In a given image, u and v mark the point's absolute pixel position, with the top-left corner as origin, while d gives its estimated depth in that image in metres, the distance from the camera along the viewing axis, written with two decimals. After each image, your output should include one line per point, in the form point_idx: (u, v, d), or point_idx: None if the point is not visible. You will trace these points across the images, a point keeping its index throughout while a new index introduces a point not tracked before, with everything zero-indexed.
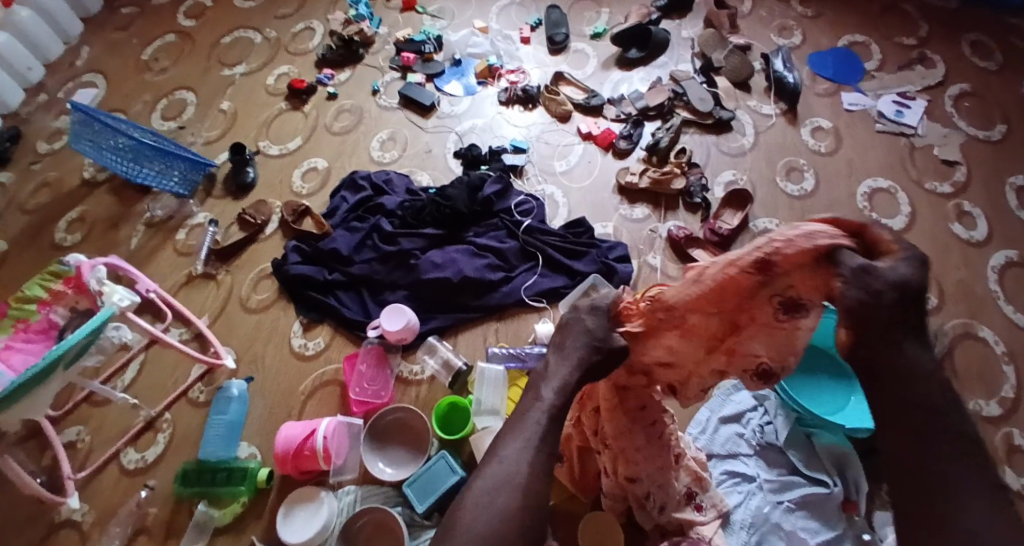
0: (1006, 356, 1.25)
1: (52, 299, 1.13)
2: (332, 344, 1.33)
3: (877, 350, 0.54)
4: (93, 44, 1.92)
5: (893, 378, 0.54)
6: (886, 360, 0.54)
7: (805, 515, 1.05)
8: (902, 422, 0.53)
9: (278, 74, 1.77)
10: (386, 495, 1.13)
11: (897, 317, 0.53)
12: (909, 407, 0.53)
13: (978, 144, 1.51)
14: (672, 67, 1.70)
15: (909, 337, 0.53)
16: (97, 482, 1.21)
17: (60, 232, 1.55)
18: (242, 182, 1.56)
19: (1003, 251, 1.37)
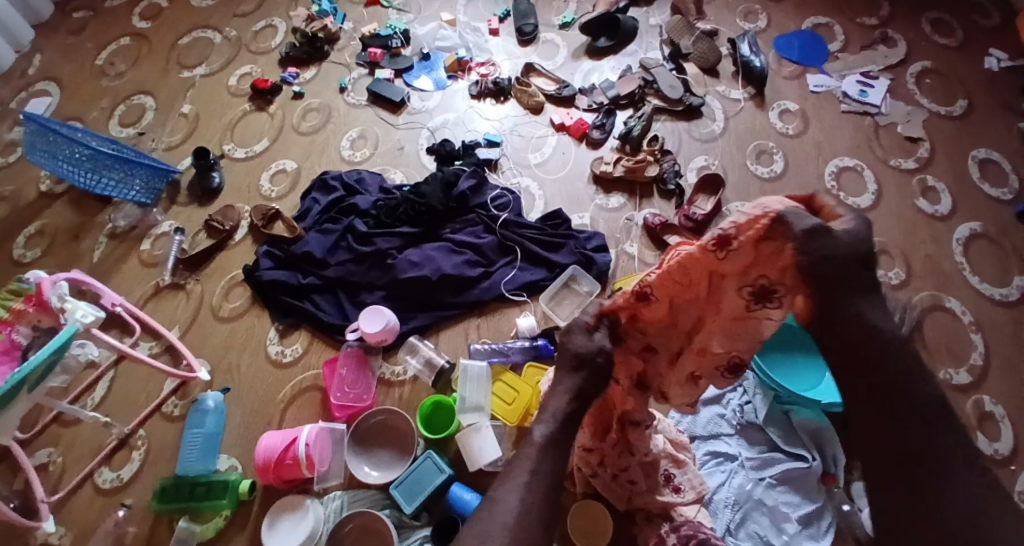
0: (975, 326, 1.28)
1: (13, 319, 1.07)
2: (310, 349, 1.30)
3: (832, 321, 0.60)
4: (45, 51, 1.84)
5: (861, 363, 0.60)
6: (838, 329, 0.60)
7: (786, 490, 1.07)
8: (884, 396, 0.59)
9: (240, 75, 1.73)
10: (372, 498, 1.10)
11: (846, 286, 0.58)
12: (887, 380, 0.58)
13: (940, 120, 1.54)
14: (641, 55, 1.70)
15: (860, 299, 0.59)
16: (72, 505, 1.17)
17: (19, 247, 1.49)
18: (208, 187, 1.52)
19: (968, 224, 1.40)
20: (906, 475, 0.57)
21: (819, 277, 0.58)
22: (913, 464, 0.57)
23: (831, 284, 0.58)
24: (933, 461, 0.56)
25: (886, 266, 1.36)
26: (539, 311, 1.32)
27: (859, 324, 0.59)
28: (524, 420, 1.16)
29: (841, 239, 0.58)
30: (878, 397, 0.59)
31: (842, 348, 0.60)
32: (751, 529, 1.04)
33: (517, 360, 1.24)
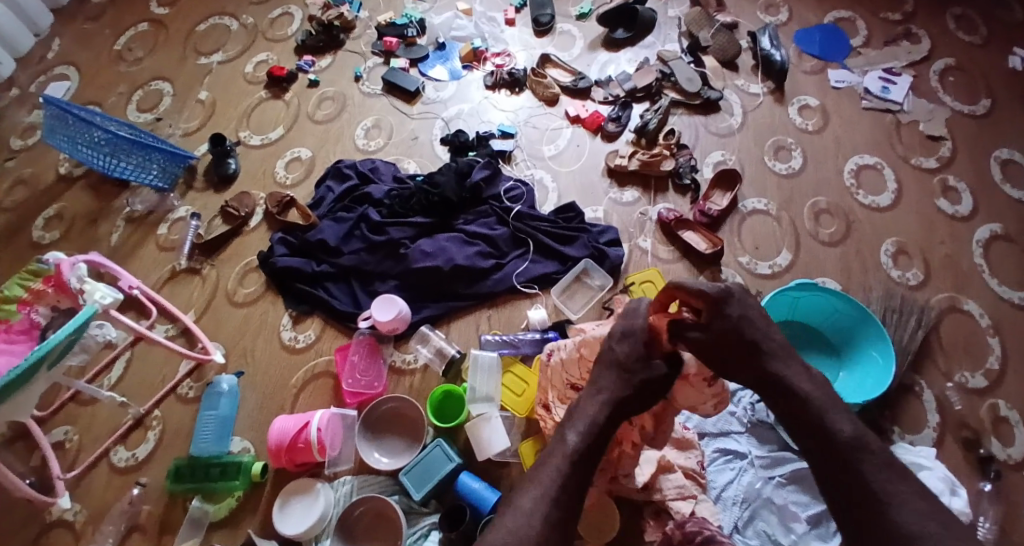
0: (992, 329, 1.26)
1: (32, 299, 1.10)
2: (323, 336, 1.31)
3: (746, 375, 0.77)
4: (65, 36, 1.86)
5: (776, 397, 0.77)
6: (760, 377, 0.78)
7: (796, 490, 1.07)
8: (805, 427, 0.75)
9: (257, 62, 1.73)
10: (382, 484, 1.12)
11: (747, 343, 0.75)
12: (804, 418, 0.75)
13: (963, 119, 1.51)
14: (659, 47, 1.68)
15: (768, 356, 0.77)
16: (88, 483, 1.19)
17: (38, 229, 1.51)
18: (223, 174, 1.53)
19: (989, 225, 1.38)
20: (837, 501, 0.72)
21: (713, 350, 0.75)
22: (849, 502, 0.71)
23: (739, 347, 0.75)
24: (874, 495, 0.69)
25: (903, 266, 1.34)
26: (551, 304, 1.32)
27: (764, 370, 0.77)
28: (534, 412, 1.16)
29: (733, 315, 0.75)
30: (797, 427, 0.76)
31: (762, 390, 0.78)
32: (760, 527, 1.04)
33: (528, 352, 1.24)
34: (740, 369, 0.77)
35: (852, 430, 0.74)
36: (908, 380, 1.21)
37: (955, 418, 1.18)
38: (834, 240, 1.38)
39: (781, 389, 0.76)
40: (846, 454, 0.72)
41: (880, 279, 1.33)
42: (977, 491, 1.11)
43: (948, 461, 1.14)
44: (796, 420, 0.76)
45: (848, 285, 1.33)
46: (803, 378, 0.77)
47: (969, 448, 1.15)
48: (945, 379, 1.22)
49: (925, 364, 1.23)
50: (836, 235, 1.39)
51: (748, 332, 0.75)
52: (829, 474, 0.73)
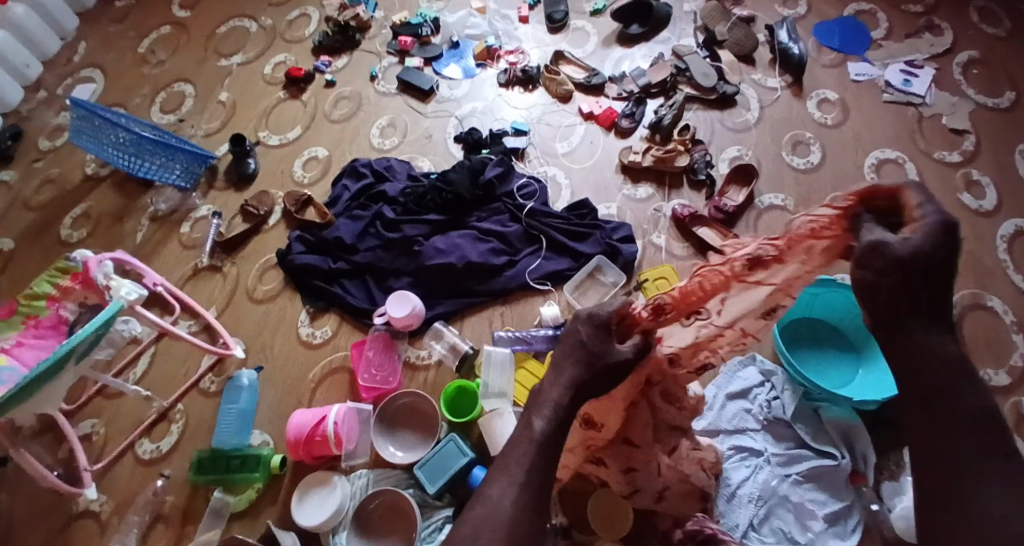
0: (1016, 327, 1.24)
1: (61, 295, 1.14)
2: (339, 332, 1.34)
3: (885, 311, 0.68)
4: (90, 39, 1.91)
5: (908, 347, 0.68)
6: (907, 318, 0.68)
7: (812, 488, 1.06)
8: (919, 387, 0.68)
9: (275, 63, 1.76)
10: (397, 477, 1.14)
11: (945, 274, 0.64)
12: (934, 383, 0.67)
13: (988, 112, 1.48)
14: (674, 42, 1.68)
15: (938, 294, 0.66)
16: (113, 474, 1.24)
17: (66, 228, 1.56)
18: (243, 173, 1.56)
19: (1013, 220, 1.35)
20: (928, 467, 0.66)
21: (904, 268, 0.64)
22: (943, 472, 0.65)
23: (907, 275, 0.64)
24: (970, 468, 0.64)
25: None
26: (563, 301, 1.32)
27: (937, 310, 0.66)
28: None
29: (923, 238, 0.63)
30: (914, 382, 0.68)
31: (892, 339, 0.68)
32: (775, 525, 1.04)
33: (540, 347, 1.25)
34: (900, 308, 0.66)
35: (982, 404, 0.66)
36: None
37: None
38: None
39: (913, 341, 0.67)
40: (965, 424, 0.66)
41: None
42: None
43: None
44: (918, 374, 0.68)
45: None
46: (949, 337, 0.67)
47: None
48: None
49: None
50: None
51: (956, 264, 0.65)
52: (925, 432, 0.67)
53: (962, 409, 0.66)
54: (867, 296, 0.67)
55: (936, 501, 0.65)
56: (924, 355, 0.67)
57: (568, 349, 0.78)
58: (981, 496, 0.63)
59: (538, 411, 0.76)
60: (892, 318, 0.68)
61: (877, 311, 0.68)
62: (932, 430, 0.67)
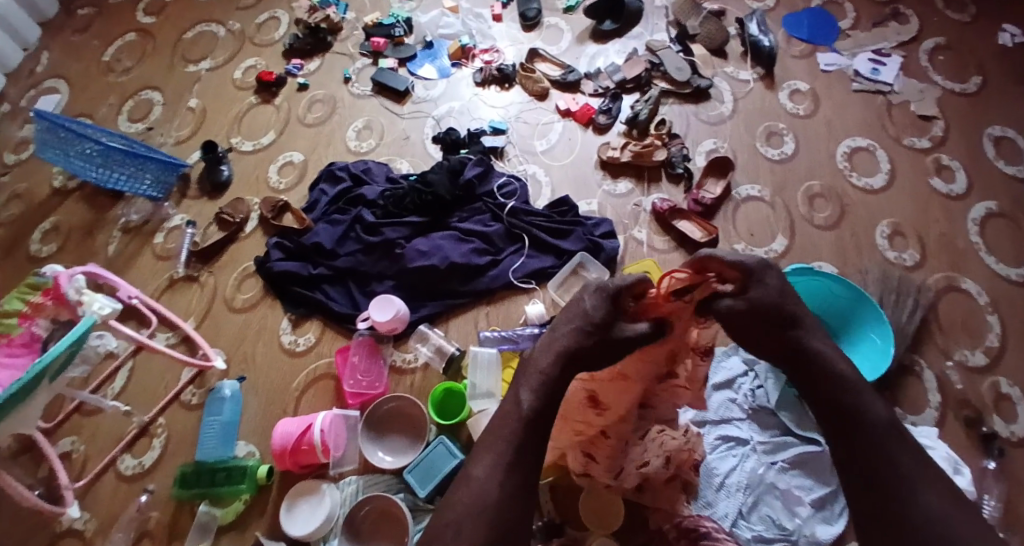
0: (990, 307, 1.27)
1: (32, 312, 1.10)
2: (323, 339, 1.32)
3: (779, 347, 0.82)
4: (52, 49, 1.86)
5: (838, 390, 0.78)
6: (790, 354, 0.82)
7: (798, 474, 1.08)
8: (836, 411, 0.78)
9: (246, 68, 1.73)
10: (387, 483, 1.13)
11: (786, 314, 0.81)
12: (844, 399, 0.78)
13: (954, 97, 1.52)
14: (647, 37, 1.68)
15: (804, 333, 0.81)
16: (95, 493, 1.20)
17: (34, 243, 1.51)
18: (217, 180, 1.53)
19: (983, 203, 1.38)
20: (857, 479, 0.75)
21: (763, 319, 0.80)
22: (869, 479, 0.74)
23: (776, 330, 0.81)
24: (893, 473, 0.73)
25: (899, 247, 1.35)
26: (548, 298, 1.32)
27: (792, 341, 0.81)
28: None
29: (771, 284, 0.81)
30: (823, 407, 0.79)
31: (806, 376, 0.81)
32: (763, 512, 1.05)
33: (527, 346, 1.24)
34: (771, 328, 0.81)
35: (885, 414, 0.77)
36: (907, 360, 1.22)
37: (956, 397, 1.18)
38: (829, 224, 1.38)
39: (819, 375, 0.80)
40: (877, 434, 0.75)
41: (877, 261, 1.33)
42: (980, 468, 1.12)
43: (949, 439, 1.15)
44: (826, 403, 0.79)
45: (845, 269, 1.33)
46: (843, 361, 0.81)
47: (971, 425, 1.16)
48: (945, 358, 1.22)
49: (924, 344, 1.24)
50: (831, 219, 1.39)
51: (789, 306, 0.81)
52: (844, 446, 0.77)
53: (865, 420, 0.76)
54: (755, 339, 0.83)
55: (873, 504, 0.73)
56: (835, 387, 0.78)
57: (569, 316, 0.85)
58: (918, 497, 0.71)
59: (525, 384, 0.82)
60: (781, 351, 0.83)
61: (772, 347, 0.83)
62: (880, 452, 0.74)
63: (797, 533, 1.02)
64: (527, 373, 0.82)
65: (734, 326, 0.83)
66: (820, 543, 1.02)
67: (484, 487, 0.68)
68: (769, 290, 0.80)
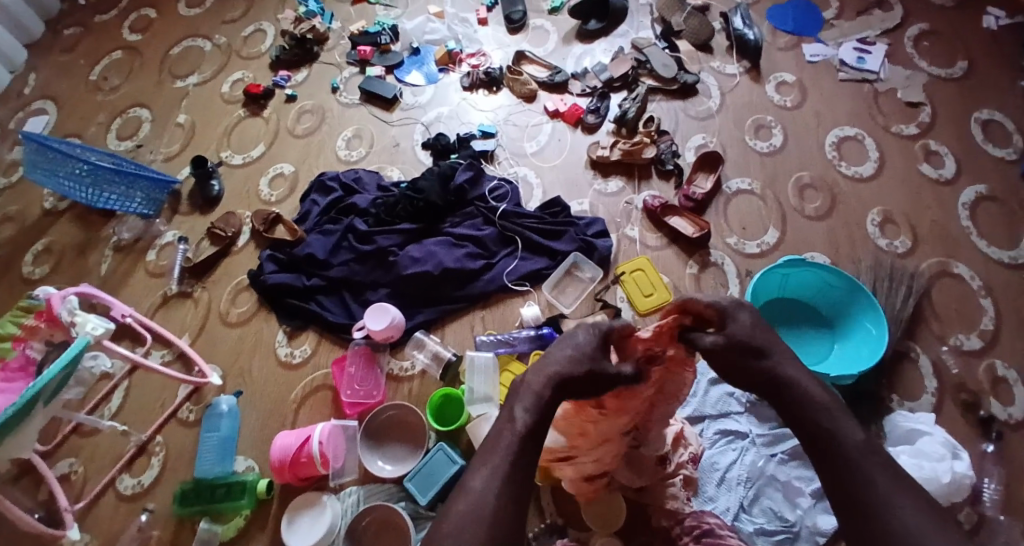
0: (984, 291, 1.27)
1: (26, 335, 1.10)
2: (319, 349, 1.31)
3: (760, 386, 0.77)
4: (39, 69, 1.86)
5: (794, 407, 0.75)
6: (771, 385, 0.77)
7: (798, 465, 1.08)
8: (811, 437, 0.73)
9: (233, 81, 1.73)
10: (388, 492, 1.13)
11: (757, 346, 0.76)
12: (812, 425, 0.73)
13: (941, 83, 1.52)
14: (633, 35, 1.69)
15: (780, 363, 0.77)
16: (95, 514, 1.20)
17: (27, 265, 1.51)
18: (208, 195, 1.53)
19: (973, 187, 1.38)
20: (834, 498, 0.70)
21: (733, 359, 0.77)
22: (845, 500, 0.69)
23: (745, 369, 0.77)
24: (868, 493, 0.67)
25: (891, 235, 1.35)
26: (542, 301, 1.32)
27: (765, 370, 0.76)
28: None
29: (743, 323, 0.77)
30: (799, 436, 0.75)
31: (783, 405, 0.76)
32: (765, 505, 1.05)
33: (524, 348, 1.25)
34: (744, 371, 0.77)
35: (863, 438, 0.71)
36: (904, 347, 1.22)
37: (953, 382, 1.18)
38: (821, 214, 1.39)
39: (790, 403, 0.75)
40: (852, 455, 0.70)
41: (869, 249, 1.34)
42: (979, 452, 1.12)
43: (948, 425, 1.15)
44: (804, 429, 0.74)
45: (838, 258, 1.33)
46: (817, 386, 0.76)
47: (969, 410, 1.16)
48: (941, 343, 1.22)
49: (920, 330, 1.24)
50: (822, 209, 1.39)
51: (761, 338, 0.77)
52: (825, 473, 0.72)
53: (843, 446, 0.71)
54: (734, 372, 0.78)
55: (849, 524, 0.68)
56: (806, 413, 0.74)
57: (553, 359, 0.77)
58: (892, 514, 0.65)
59: (519, 401, 0.75)
60: (764, 385, 0.77)
61: (745, 381, 0.78)
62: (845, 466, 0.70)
63: (799, 524, 1.02)
64: (520, 392, 0.75)
65: (722, 361, 0.78)
66: (824, 534, 1.01)
67: (479, 499, 0.69)
68: (743, 325, 0.77)
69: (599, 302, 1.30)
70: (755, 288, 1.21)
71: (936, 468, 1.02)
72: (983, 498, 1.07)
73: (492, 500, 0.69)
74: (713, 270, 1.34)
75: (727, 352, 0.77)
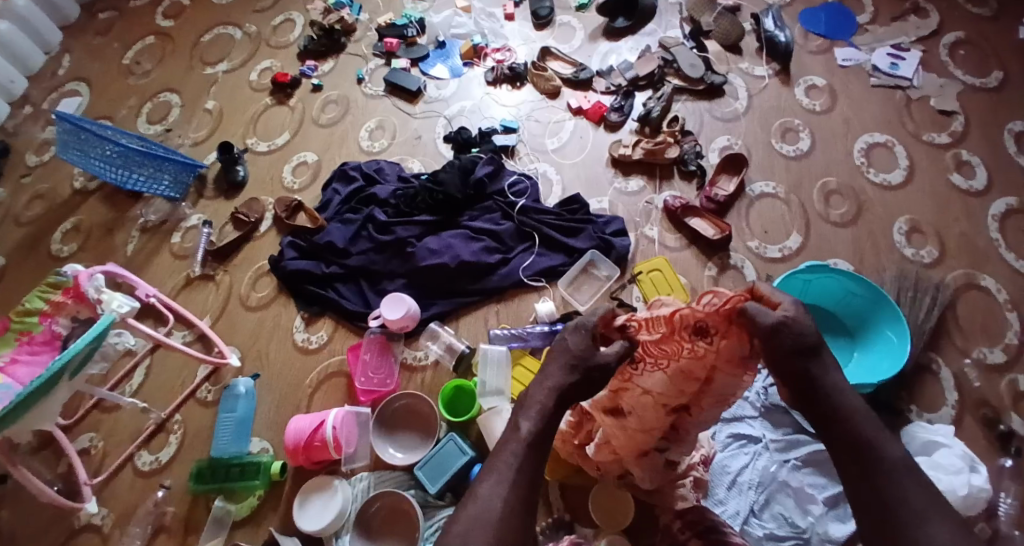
0: (1011, 305, 1.24)
1: (53, 310, 1.13)
2: (335, 336, 1.33)
3: (795, 386, 0.68)
4: (74, 52, 1.90)
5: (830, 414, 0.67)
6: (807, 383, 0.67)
7: (811, 472, 1.06)
8: (848, 447, 0.67)
9: (261, 70, 1.76)
10: (397, 479, 1.14)
11: (807, 343, 0.66)
12: (852, 435, 0.67)
13: (975, 92, 1.48)
14: (660, 34, 1.67)
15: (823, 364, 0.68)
16: (113, 487, 1.23)
17: (57, 242, 1.55)
18: (232, 181, 1.56)
19: (1005, 199, 1.35)
20: (865, 513, 0.65)
21: (790, 353, 0.65)
22: (878, 516, 0.64)
23: (794, 367, 0.66)
24: (905, 511, 0.62)
25: (917, 245, 1.32)
26: (558, 297, 1.32)
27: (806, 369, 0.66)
28: None
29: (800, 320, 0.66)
30: (834, 444, 0.68)
31: (819, 409, 0.68)
32: (776, 511, 1.04)
33: (537, 344, 1.25)
34: (790, 366, 0.66)
35: (902, 452, 0.66)
36: (925, 358, 1.20)
37: (974, 396, 1.16)
38: (844, 221, 1.36)
39: (828, 409, 0.68)
40: (891, 469, 0.65)
41: (893, 258, 1.31)
42: (998, 468, 1.09)
43: (967, 440, 1.12)
44: (840, 437, 0.67)
45: (861, 266, 1.31)
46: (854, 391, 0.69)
47: (990, 425, 1.13)
48: (963, 356, 1.20)
49: (942, 342, 1.22)
50: (846, 216, 1.37)
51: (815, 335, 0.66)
52: (857, 486, 0.66)
53: (883, 459, 0.65)
54: (779, 365, 0.67)
55: (878, 538, 0.63)
56: (846, 421, 0.67)
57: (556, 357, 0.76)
58: (929, 536, 0.60)
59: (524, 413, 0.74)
60: (801, 386, 0.68)
61: (781, 375, 0.68)
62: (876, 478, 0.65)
63: (810, 531, 1.01)
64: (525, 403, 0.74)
65: (772, 349, 0.66)
66: (834, 542, 0.99)
67: (484, 501, 0.68)
68: (801, 320, 0.66)
69: (615, 300, 1.30)
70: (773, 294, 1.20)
71: (953, 480, 1.00)
72: (999, 512, 1.04)
73: (500, 493, 0.69)
74: (731, 272, 1.32)
75: (778, 339, 0.65)
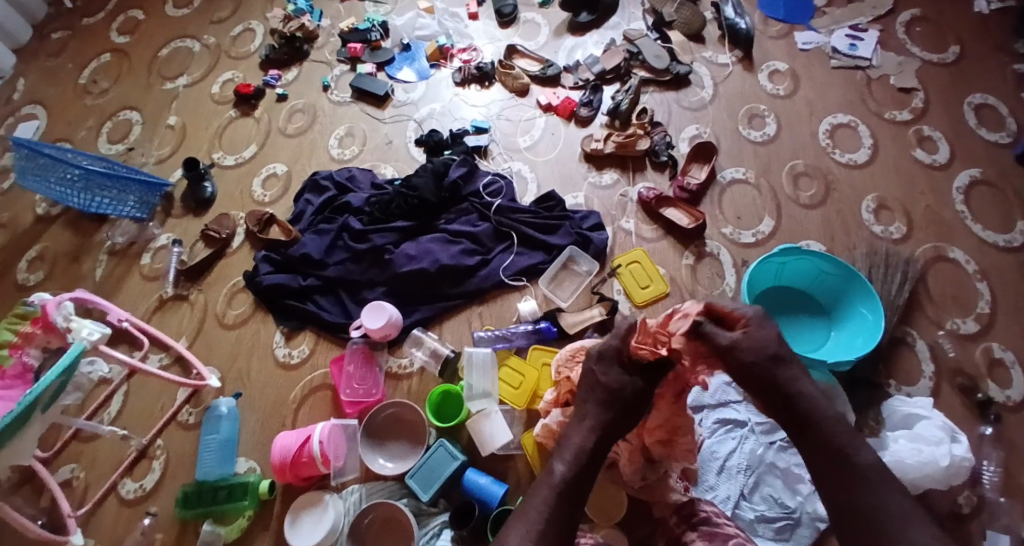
0: (979, 274, 1.27)
1: (22, 342, 1.09)
2: (317, 350, 1.31)
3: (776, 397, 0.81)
4: (28, 75, 1.84)
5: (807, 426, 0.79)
6: (782, 401, 0.81)
7: (797, 451, 1.08)
8: (827, 453, 0.77)
9: (223, 82, 1.72)
10: (389, 489, 1.12)
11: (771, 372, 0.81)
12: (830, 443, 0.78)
13: (932, 68, 1.52)
14: (624, 27, 1.68)
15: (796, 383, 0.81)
16: (97, 519, 1.20)
17: (21, 272, 1.50)
18: (200, 197, 1.52)
19: (967, 171, 1.38)
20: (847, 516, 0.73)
21: (752, 367, 0.80)
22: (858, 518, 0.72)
23: (762, 374, 0.81)
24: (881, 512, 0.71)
25: (886, 221, 1.35)
26: (540, 295, 1.32)
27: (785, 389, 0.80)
28: (533, 403, 1.18)
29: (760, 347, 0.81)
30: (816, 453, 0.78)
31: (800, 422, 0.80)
32: (765, 492, 1.06)
33: (522, 344, 1.26)
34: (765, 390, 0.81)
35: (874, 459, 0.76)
36: (900, 332, 1.22)
37: (950, 365, 1.19)
38: (814, 202, 1.39)
39: (808, 419, 0.79)
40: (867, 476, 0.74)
41: (864, 236, 1.34)
42: (977, 435, 1.12)
43: (946, 409, 1.15)
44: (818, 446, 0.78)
45: (833, 246, 1.33)
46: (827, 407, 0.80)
47: (967, 393, 1.16)
48: (936, 327, 1.23)
49: (915, 315, 1.24)
50: (816, 198, 1.39)
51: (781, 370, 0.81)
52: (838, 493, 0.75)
53: (857, 464, 0.75)
54: (748, 379, 0.82)
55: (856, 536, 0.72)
56: (821, 427, 0.79)
57: None
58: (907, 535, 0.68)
59: (558, 457, 0.83)
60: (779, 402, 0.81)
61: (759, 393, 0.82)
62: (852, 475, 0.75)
63: (800, 510, 1.03)
64: None
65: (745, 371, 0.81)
66: (823, 519, 1.02)
67: None
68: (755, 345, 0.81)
69: (596, 295, 1.30)
70: (751, 278, 1.21)
71: (935, 452, 1.02)
72: (981, 479, 1.08)
73: None
74: (709, 260, 1.34)
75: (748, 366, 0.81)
